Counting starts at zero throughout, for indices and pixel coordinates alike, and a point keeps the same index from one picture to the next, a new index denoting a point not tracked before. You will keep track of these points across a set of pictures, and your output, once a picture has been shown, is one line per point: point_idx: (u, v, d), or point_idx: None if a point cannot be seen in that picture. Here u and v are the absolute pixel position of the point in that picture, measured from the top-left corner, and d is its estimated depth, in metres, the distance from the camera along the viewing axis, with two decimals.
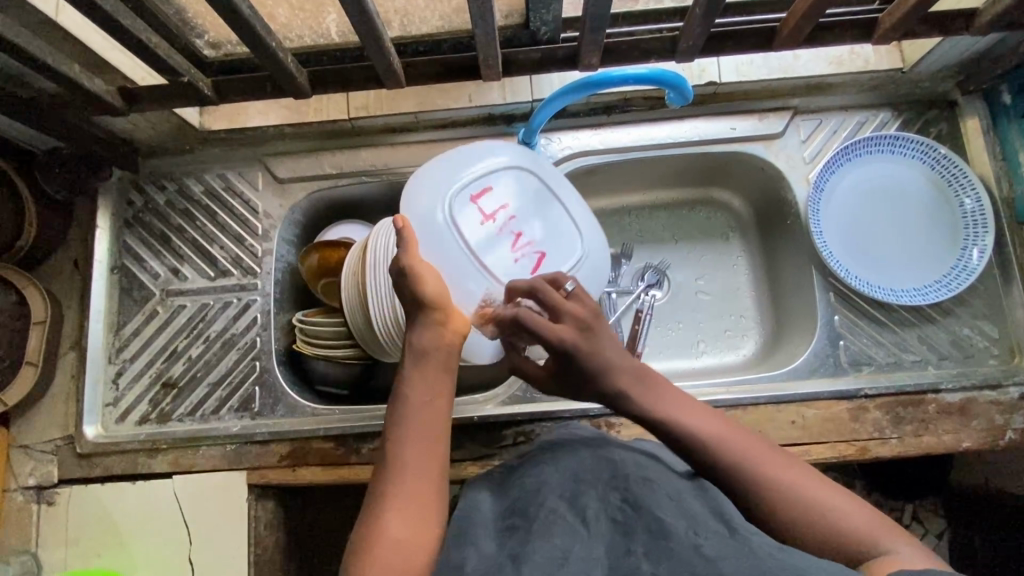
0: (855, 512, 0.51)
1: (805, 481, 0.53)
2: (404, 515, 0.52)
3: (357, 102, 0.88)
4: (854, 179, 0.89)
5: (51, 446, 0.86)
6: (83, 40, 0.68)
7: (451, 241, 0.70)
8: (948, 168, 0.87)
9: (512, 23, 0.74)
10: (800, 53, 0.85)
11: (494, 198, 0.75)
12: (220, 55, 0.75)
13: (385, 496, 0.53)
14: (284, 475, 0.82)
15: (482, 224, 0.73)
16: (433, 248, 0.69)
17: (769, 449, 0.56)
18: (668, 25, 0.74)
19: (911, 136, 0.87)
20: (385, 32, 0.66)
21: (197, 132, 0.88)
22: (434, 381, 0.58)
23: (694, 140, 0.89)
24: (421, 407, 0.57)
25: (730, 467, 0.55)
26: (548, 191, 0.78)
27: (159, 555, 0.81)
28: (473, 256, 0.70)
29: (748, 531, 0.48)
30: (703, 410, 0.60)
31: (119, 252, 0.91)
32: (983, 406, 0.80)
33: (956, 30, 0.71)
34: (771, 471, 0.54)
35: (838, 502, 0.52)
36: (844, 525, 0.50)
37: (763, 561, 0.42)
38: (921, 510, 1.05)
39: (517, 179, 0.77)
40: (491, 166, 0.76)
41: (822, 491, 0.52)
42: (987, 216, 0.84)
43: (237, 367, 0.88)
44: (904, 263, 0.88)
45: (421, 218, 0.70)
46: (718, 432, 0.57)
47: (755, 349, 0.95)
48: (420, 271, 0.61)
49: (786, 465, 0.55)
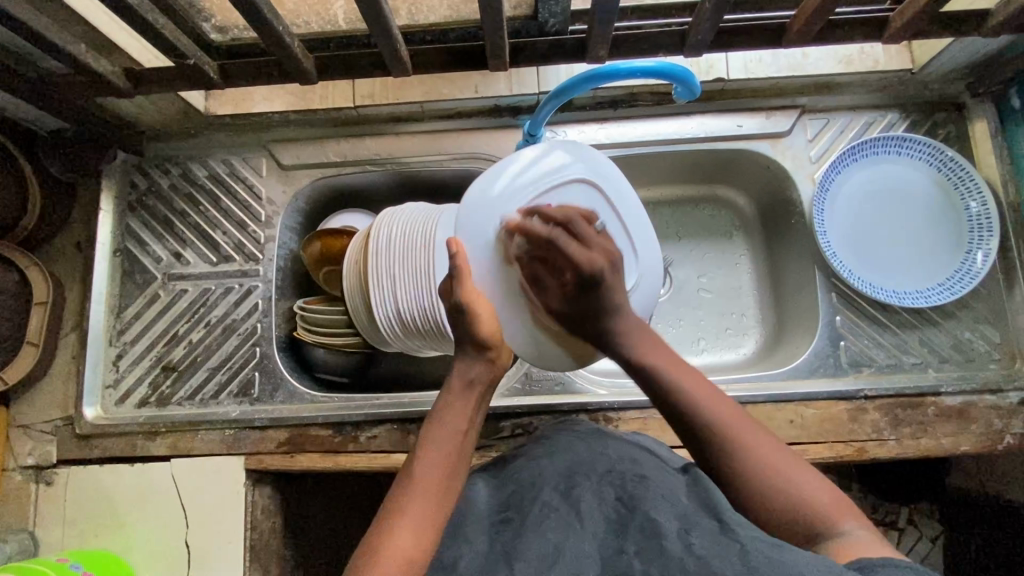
0: (816, 492, 0.50)
1: (772, 457, 0.53)
2: (419, 529, 0.49)
3: (363, 89, 0.87)
4: (858, 179, 0.89)
5: (50, 426, 0.86)
6: (90, 20, 0.68)
7: (500, 264, 0.66)
8: (954, 170, 0.86)
9: (521, 15, 0.73)
10: (808, 51, 0.85)
11: (547, 215, 0.68)
12: (227, 39, 0.75)
13: (398, 511, 0.51)
14: (281, 461, 0.83)
15: (531, 250, 0.66)
16: (483, 269, 0.66)
17: (739, 413, 0.56)
18: (676, 20, 0.74)
19: (918, 137, 0.86)
20: (394, 19, 0.66)
21: (202, 116, 0.88)
22: (463, 415, 0.58)
23: (700, 137, 0.88)
24: (452, 430, 0.57)
25: (709, 424, 0.55)
26: (603, 198, 0.70)
27: (155, 536, 0.81)
28: (525, 286, 0.67)
29: (739, 526, 0.48)
30: (685, 369, 0.60)
31: (122, 235, 0.91)
32: (982, 410, 0.80)
33: (968, 30, 0.70)
34: (745, 438, 0.54)
35: (800, 477, 0.51)
36: (808, 502, 0.50)
37: (752, 559, 0.42)
38: (916, 513, 1.05)
39: (566, 190, 0.69)
40: (536, 178, 0.68)
41: (786, 465, 0.52)
42: (992, 220, 0.83)
43: (237, 353, 0.88)
44: (906, 265, 0.87)
45: (472, 238, 0.66)
46: (695, 396, 0.57)
47: (755, 348, 0.95)
48: (476, 309, 0.61)
49: (760, 438, 0.54)
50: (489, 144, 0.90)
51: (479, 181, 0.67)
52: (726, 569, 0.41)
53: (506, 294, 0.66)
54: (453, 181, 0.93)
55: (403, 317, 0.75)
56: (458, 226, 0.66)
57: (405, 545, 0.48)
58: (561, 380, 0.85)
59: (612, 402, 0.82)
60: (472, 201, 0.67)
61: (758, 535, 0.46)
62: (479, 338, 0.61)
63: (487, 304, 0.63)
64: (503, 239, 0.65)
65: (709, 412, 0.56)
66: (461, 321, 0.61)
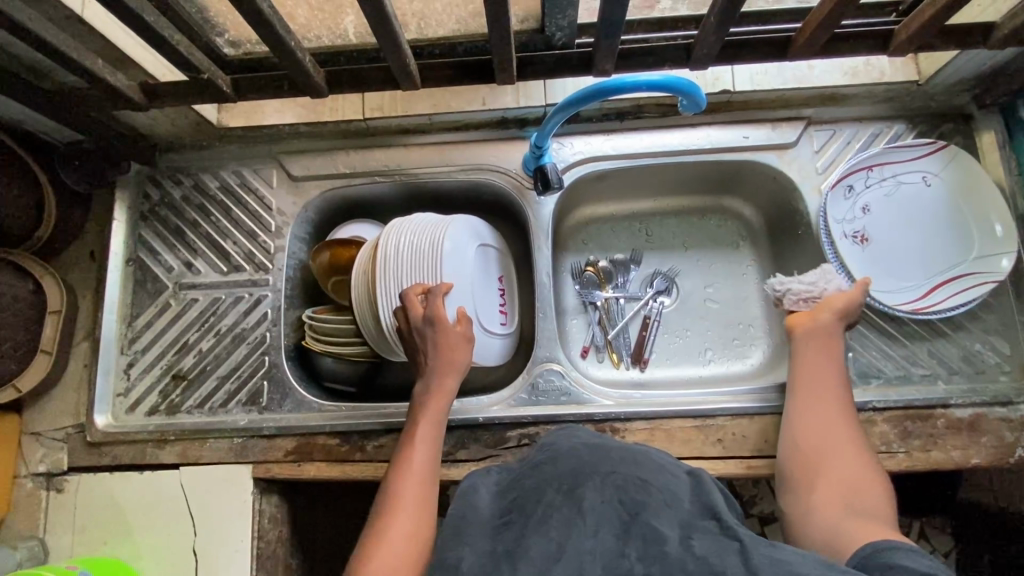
0: (863, 473, 0.67)
1: (852, 471, 0.68)
2: (408, 523, 0.62)
3: (373, 102, 0.90)
4: (884, 171, 0.88)
5: (62, 434, 0.88)
6: (107, 35, 0.69)
7: (863, 234, 0.88)
8: (968, 178, 0.86)
9: (528, 28, 0.74)
10: (813, 64, 0.86)
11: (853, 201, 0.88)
12: (240, 53, 0.76)
13: (387, 516, 0.63)
14: (289, 470, 0.83)
15: (864, 216, 0.88)
16: (897, 254, 0.87)
17: (852, 438, 0.71)
18: (682, 33, 0.75)
19: (926, 143, 0.87)
20: (402, 33, 0.67)
21: (215, 128, 0.90)
22: (431, 429, 0.72)
23: (704, 148, 0.89)
24: (427, 440, 0.71)
25: (820, 424, 0.72)
26: (924, 195, 0.87)
27: (164, 543, 0.82)
28: (915, 237, 0.87)
29: (734, 523, 0.51)
30: (826, 353, 0.77)
31: (135, 245, 0.92)
32: (993, 423, 0.79)
33: (973, 43, 0.71)
34: (841, 457, 0.69)
35: (859, 493, 0.65)
36: (860, 477, 0.67)
37: (752, 559, 0.45)
38: (928, 527, 1.04)
39: (917, 197, 0.88)
40: (876, 216, 0.88)
41: (851, 455, 0.69)
42: (1004, 229, 0.83)
43: (246, 361, 0.89)
44: (928, 263, 0.86)
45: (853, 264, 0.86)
46: (827, 409, 0.73)
47: (763, 359, 0.94)
48: (447, 337, 0.75)
49: (861, 466, 0.68)
50: (496, 155, 0.91)
51: (857, 260, 0.87)
52: (727, 569, 0.45)
53: (870, 256, 0.87)
54: (461, 191, 0.94)
55: None
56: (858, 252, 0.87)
57: (397, 539, 0.60)
58: (565, 390, 0.85)
59: (618, 412, 0.82)
60: (859, 254, 0.87)
61: (754, 533, 0.49)
62: (439, 355, 0.75)
63: (452, 335, 0.76)
64: (913, 259, 0.87)
65: (834, 421, 0.72)
66: (431, 332, 0.75)
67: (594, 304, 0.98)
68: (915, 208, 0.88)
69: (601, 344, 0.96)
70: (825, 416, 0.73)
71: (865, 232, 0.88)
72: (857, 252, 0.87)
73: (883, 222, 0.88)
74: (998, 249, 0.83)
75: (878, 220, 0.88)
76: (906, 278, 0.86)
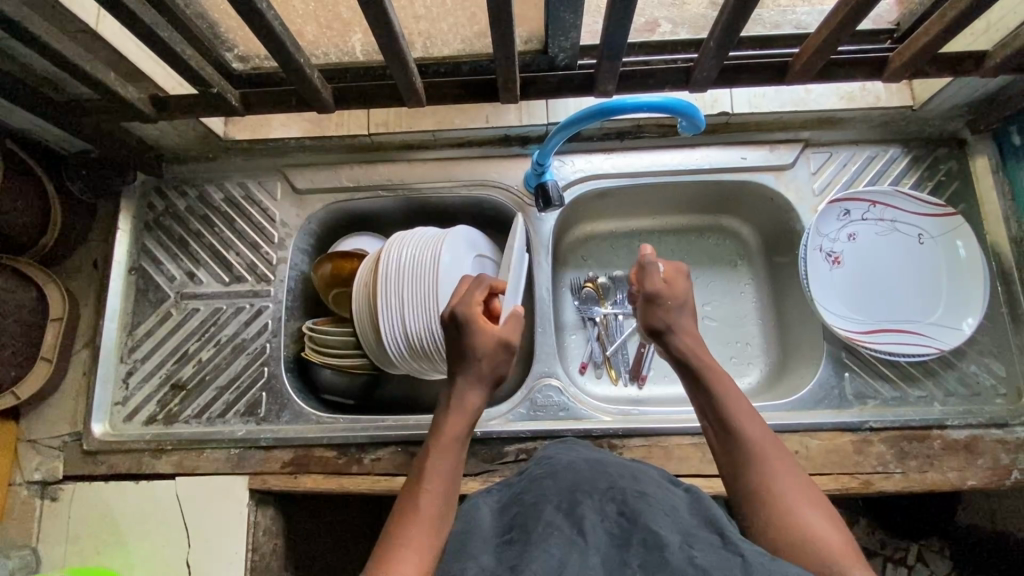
0: (819, 520, 0.55)
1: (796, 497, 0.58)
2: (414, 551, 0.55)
3: (378, 119, 0.90)
4: (884, 210, 0.88)
5: (58, 442, 0.87)
6: (119, 48, 0.71)
7: (837, 258, 0.89)
8: (954, 248, 0.86)
9: (531, 49, 0.76)
10: (812, 87, 0.87)
11: (844, 225, 0.88)
12: (248, 68, 0.78)
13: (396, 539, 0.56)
14: (285, 482, 0.83)
15: (846, 244, 0.89)
16: (864, 288, 0.88)
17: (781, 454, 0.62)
18: (682, 57, 0.77)
19: (938, 202, 0.86)
20: (409, 52, 0.68)
21: (220, 141, 0.90)
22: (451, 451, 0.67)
23: (704, 168, 0.91)
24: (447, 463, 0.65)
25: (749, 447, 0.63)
26: (911, 248, 0.88)
27: (158, 554, 0.81)
28: (883, 281, 0.88)
29: (737, 539, 0.50)
30: (733, 387, 0.68)
31: (139, 255, 0.93)
32: (989, 444, 0.80)
33: (964, 71, 0.72)
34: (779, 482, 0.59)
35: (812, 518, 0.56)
36: (816, 538, 0.54)
37: (755, 570, 0.45)
38: (927, 549, 1.03)
39: (904, 248, 0.88)
40: (857, 245, 0.89)
41: (800, 501, 0.57)
42: (975, 305, 0.83)
43: (245, 372, 0.89)
44: (889, 310, 0.87)
45: (818, 275, 0.87)
46: (751, 431, 0.64)
47: (760, 377, 0.95)
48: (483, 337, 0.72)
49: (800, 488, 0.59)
50: (498, 172, 0.93)
51: (824, 276, 0.88)
52: None
53: (837, 281, 0.88)
54: (463, 207, 0.96)
55: (409, 336, 0.79)
56: (826, 269, 0.88)
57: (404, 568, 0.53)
58: (564, 405, 0.85)
59: (617, 428, 0.82)
60: (827, 273, 0.88)
61: (757, 549, 0.48)
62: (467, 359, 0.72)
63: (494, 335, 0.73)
64: (875, 301, 0.87)
65: (755, 440, 0.63)
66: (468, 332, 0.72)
67: (592, 320, 0.98)
68: (896, 256, 0.88)
69: (599, 360, 0.97)
70: (753, 434, 0.64)
71: (841, 258, 0.89)
72: (828, 272, 0.88)
73: (861, 256, 0.89)
74: (959, 320, 0.84)
75: (859, 253, 0.89)
76: (859, 310, 0.87)
